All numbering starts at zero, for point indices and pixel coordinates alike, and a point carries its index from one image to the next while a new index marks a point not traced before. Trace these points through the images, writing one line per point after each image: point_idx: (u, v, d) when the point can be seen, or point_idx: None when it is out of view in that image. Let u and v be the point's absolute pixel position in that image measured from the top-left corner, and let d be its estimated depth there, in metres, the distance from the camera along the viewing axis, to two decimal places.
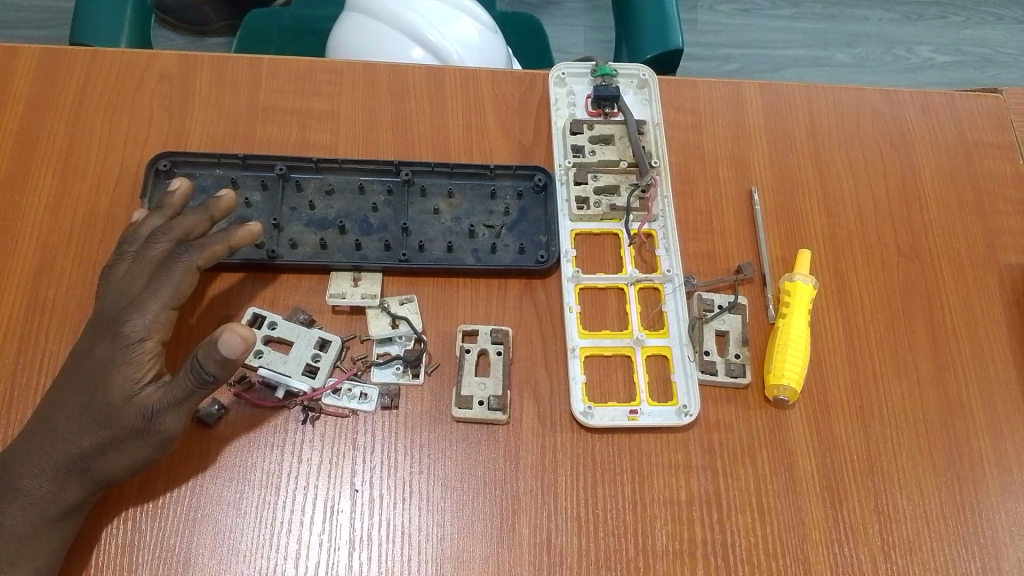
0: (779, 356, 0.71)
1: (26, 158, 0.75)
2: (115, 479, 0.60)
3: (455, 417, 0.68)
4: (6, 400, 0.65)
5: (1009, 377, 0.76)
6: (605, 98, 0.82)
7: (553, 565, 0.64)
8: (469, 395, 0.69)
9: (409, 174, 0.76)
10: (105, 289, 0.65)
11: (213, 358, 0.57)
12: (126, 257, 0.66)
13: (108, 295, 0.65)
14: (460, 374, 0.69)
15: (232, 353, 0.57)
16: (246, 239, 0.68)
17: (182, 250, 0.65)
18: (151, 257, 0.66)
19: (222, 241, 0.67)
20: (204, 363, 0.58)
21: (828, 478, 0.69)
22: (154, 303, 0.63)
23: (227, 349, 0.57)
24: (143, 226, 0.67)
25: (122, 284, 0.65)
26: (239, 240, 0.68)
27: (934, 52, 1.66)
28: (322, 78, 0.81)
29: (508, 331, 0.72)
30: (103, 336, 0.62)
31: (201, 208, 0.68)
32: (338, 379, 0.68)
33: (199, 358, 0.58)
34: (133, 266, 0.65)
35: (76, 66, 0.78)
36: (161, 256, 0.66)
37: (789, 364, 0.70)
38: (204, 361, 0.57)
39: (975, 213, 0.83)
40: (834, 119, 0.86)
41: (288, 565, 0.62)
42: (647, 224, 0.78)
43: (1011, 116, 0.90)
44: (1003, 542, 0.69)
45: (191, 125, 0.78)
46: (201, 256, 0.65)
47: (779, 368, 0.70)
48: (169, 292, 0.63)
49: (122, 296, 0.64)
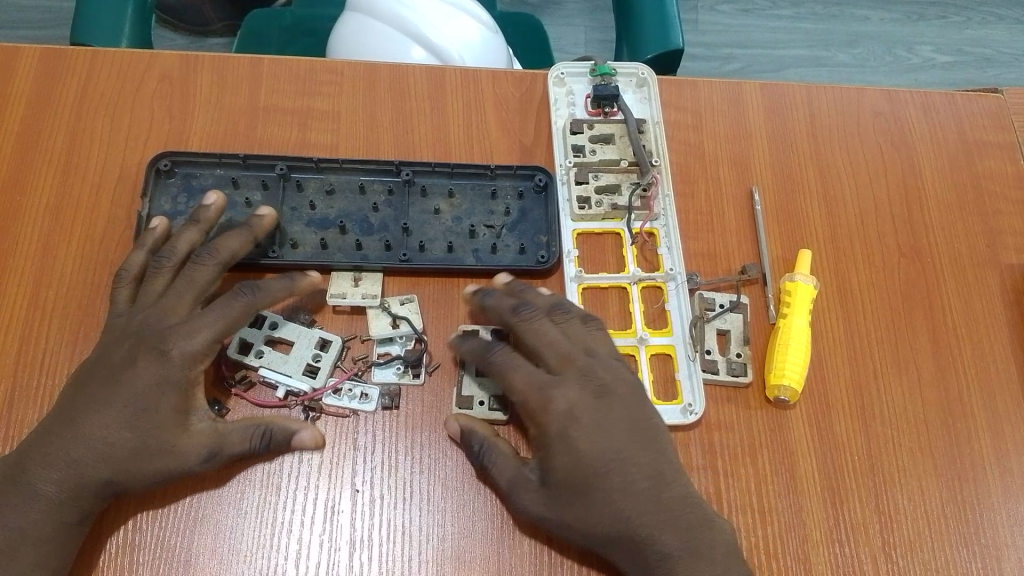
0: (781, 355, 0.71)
1: (27, 159, 0.75)
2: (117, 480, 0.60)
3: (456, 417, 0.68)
4: (7, 400, 0.65)
5: (1009, 377, 0.76)
6: (605, 98, 0.82)
7: (553, 565, 0.64)
8: (470, 396, 0.69)
9: (409, 174, 0.76)
10: (142, 303, 0.65)
11: (286, 436, 0.64)
12: (163, 272, 0.67)
13: (146, 313, 0.64)
14: (461, 374, 0.70)
15: (302, 442, 0.64)
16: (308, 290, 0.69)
17: (245, 289, 0.65)
18: (197, 281, 0.66)
19: (282, 283, 0.67)
20: (274, 433, 0.63)
21: (829, 478, 0.69)
22: (206, 331, 0.63)
23: (304, 439, 0.64)
24: (183, 243, 0.68)
25: (161, 299, 0.65)
26: (302, 288, 0.68)
27: (935, 52, 1.66)
28: (323, 78, 0.81)
29: None
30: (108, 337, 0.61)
31: (246, 228, 0.69)
32: (339, 380, 0.68)
33: (272, 429, 0.63)
34: (177, 285, 0.66)
35: (77, 66, 0.78)
36: (205, 279, 0.67)
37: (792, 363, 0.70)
38: (276, 430, 0.63)
39: (976, 213, 0.83)
40: (835, 119, 0.86)
41: (288, 565, 0.62)
42: (648, 223, 0.78)
43: (1012, 115, 0.90)
44: (1003, 542, 0.69)
45: (192, 125, 0.78)
46: (259, 294, 0.66)
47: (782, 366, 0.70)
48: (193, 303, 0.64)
49: (159, 313, 0.64)
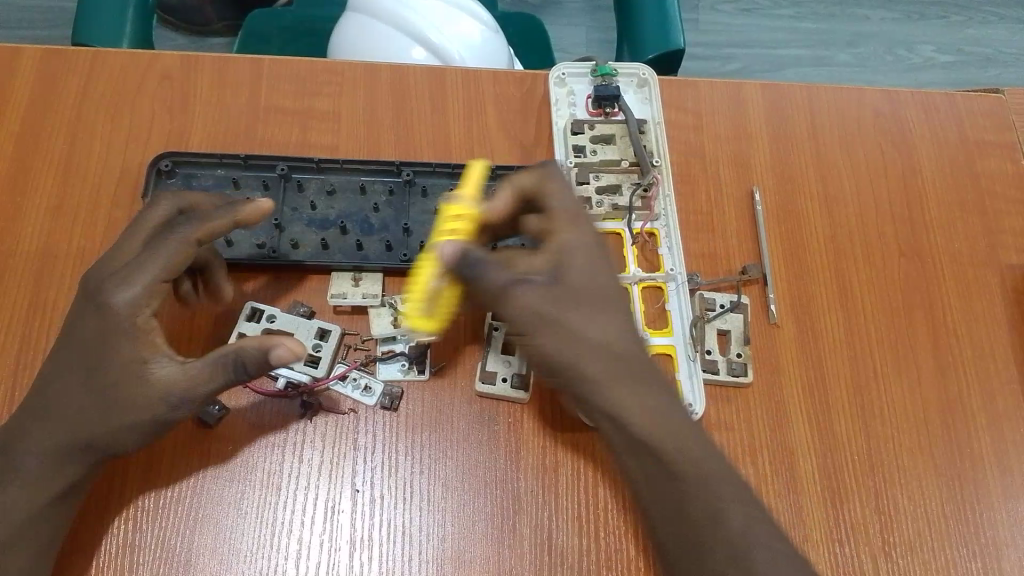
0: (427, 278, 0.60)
1: (27, 159, 0.75)
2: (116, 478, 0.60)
3: (478, 391, 0.69)
4: (7, 400, 0.66)
5: (1010, 378, 0.76)
6: (605, 98, 0.82)
7: (553, 565, 0.64)
8: (493, 371, 0.70)
9: (410, 174, 0.76)
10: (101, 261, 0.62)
11: (256, 361, 0.58)
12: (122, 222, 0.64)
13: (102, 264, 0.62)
14: (486, 349, 0.71)
15: (278, 360, 0.58)
16: (252, 216, 0.64)
17: (184, 219, 0.62)
18: (150, 224, 0.63)
19: (227, 216, 0.63)
20: (245, 359, 0.58)
21: (829, 479, 0.69)
22: (142, 273, 0.59)
23: (276, 356, 0.58)
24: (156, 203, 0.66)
25: (113, 252, 0.62)
26: (244, 215, 0.64)
27: (936, 52, 1.66)
28: (323, 78, 0.81)
29: None
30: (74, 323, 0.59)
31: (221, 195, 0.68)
32: (346, 368, 0.69)
33: (241, 355, 0.58)
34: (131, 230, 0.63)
35: (77, 67, 0.79)
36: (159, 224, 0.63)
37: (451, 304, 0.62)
38: (247, 361, 0.58)
39: (976, 213, 0.83)
40: (835, 119, 0.86)
41: (288, 565, 0.62)
42: (649, 223, 0.78)
43: (1013, 116, 0.89)
44: (1004, 543, 0.69)
45: (192, 125, 0.78)
46: (200, 227, 0.62)
47: (444, 307, 0.61)
48: (159, 256, 0.60)
49: (108, 262, 0.61)
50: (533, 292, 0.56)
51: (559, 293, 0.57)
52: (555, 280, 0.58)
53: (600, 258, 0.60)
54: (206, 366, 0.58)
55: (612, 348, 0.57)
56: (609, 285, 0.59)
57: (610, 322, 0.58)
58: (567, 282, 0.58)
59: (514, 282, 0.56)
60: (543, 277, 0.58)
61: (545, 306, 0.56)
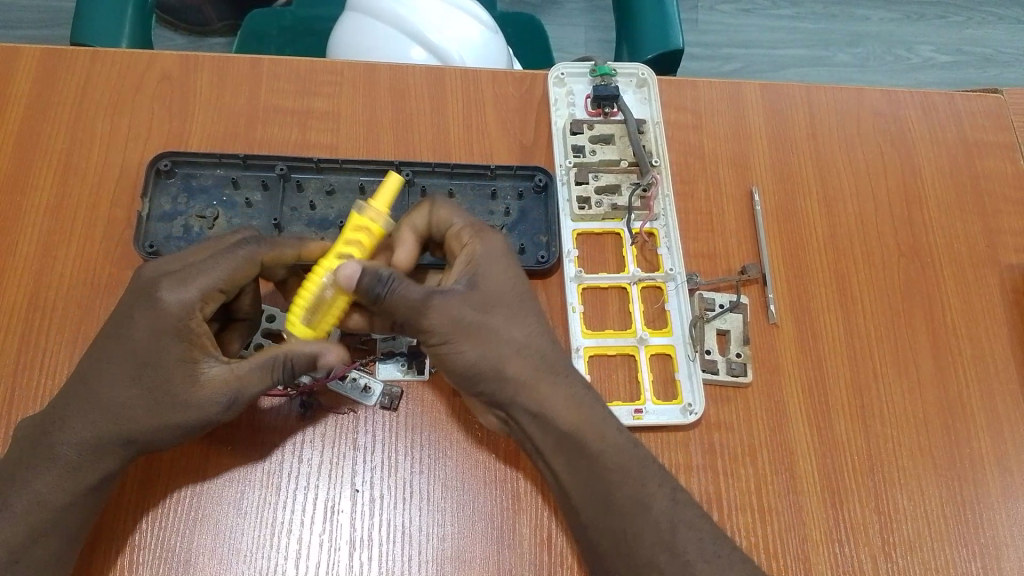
0: (318, 287, 0.58)
1: (27, 159, 0.75)
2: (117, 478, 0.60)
3: None
4: (7, 400, 0.66)
5: (1009, 377, 0.76)
6: (605, 98, 0.82)
7: (553, 565, 0.64)
8: None
9: (409, 174, 0.76)
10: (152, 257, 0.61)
11: (302, 359, 0.59)
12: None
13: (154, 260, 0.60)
14: None
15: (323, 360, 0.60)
16: (317, 252, 0.65)
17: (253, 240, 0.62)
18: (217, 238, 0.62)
19: (294, 247, 0.64)
20: (296, 364, 0.59)
21: (828, 478, 0.69)
22: (202, 278, 0.58)
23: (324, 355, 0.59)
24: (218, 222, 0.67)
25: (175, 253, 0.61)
26: (311, 251, 0.65)
27: (935, 52, 1.66)
28: (322, 79, 0.81)
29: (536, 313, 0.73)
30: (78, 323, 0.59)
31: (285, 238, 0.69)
32: (346, 368, 0.69)
33: (291, 356, 0.59)
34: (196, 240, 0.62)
35: (76, 67, 0.78)
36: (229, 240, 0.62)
37: (336, 313, 0.60)
38: (295, 359, 0.59)
39: (975, 213, 0.83)
40: (834, 119, 0.86)
41: (288, 565, 0.62)
42: (648, 223, 0.78)
43: (1012, 116, 0.90)
44: (1003, 542, 0.69)
45: (192, 125, 0.78)
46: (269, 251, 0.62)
47: (328, 316, 0.60)
48: (225, 272, 0.59)
49: (170, 261, 0.59)
50: (448, 300, 0.58)
51: (478, 298, 0.59)
52: (470, 287, 0.59)
53: (510, 263, 0.62)
54: (254, 371, 0.59)
55: (533, 347, 0.59)
56: (519, 287, 0.62)
57: (523, 323, 0.60)
58: (481, 287, 0.60)
59: (431, 293, 0.57)
60: (461, 285, 0.59)
61: (465, 311, 0.58)
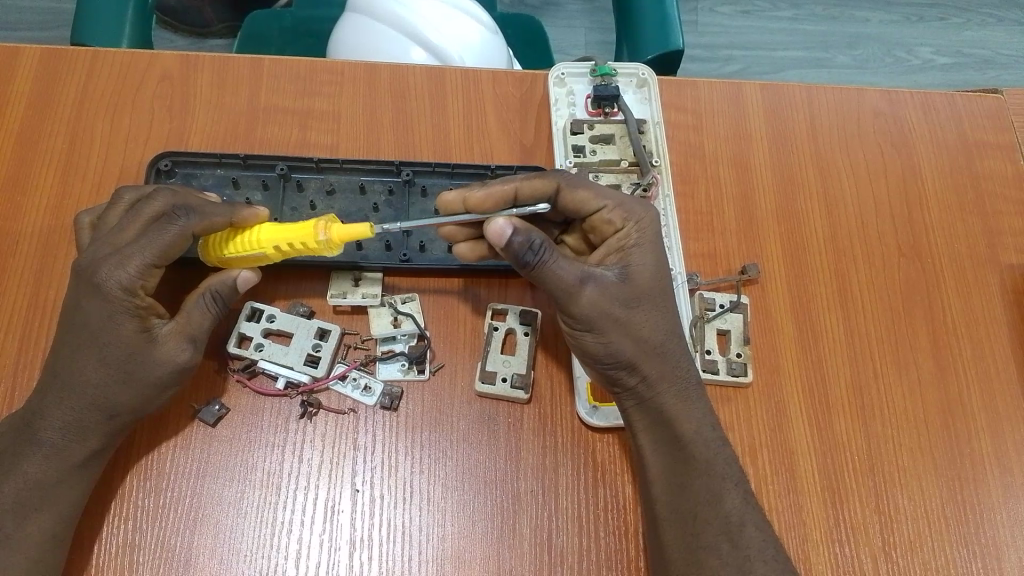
0: (242, 251, 0.65)
1: (27, 159, 0.75)
2: (103, 457, 0.61)
3: (478, 391, 0.69)
4: (7, 399, 0.65)
5: (1009, 377, 0.76)
6: (605, 98, 0.81)
7: (553, 565, 0.64)
8: (493, 371, 0.70)
9: (409, 174, 0.76)
10: (91, 244, 0.62)
11: (226, 284, 0.64)
12: (118, 204, 0.64)
13: (93, 248, 0.61)
14: (486, 349, 0.71)
15: (245, 282, 0.65)
16: (250, 220, 0.65)
17: (181, 213, 0.61)
18: (145, 212, 0.62)
19: (225, 215, 0.63)
20: (223, 293, 0.64)
21: (829, 478, 0.69)
22: (138, 257, 0.59)
23: (242, 278, 0.65)
24: (149, 187, 0.67)
25: (109, 231, 0.62)
26: (243, 218, 0.64)
27: (935, 54, 1.67)
28: (323, 78, 0.81)
29: (537, 313, 0.73)
30: (74, 319, 0.60)
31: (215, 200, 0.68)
32: (345, 368, 0.69)
33: (212, 287, 0.63)
34: (125, 221, 0.62)
35: (76, 66, 0.79)
36: (155, 216, 0.62)
37: (247, 266, 0.68)
38: (219, 288, 0.64)
39: (976, 213, 0.83)
40: (834, 119, 0.86)
41: (288, 565, 0.62)
42: None
43: (1012, 116, 0.90)
44: (1004, 543, 0.69)
45: (193, 124, 0.78)
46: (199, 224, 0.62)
47: (242, 265, 0.67)
48: (158, 250, 0.60)
49: (104, 244, 0.61)
50: (600, 290, 0.61)
51: (626, 292, 0.62)
52: (622, 278, 0.63)
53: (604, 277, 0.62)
54: (194, 313, 0.63)
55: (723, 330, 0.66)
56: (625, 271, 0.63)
57: (667, 319, 0.64)
58: (631, 279, 0.63)
59: (584, 280, 0.61)
60: (613, 273, 0.63)
61: (613, 305, 0.62)
